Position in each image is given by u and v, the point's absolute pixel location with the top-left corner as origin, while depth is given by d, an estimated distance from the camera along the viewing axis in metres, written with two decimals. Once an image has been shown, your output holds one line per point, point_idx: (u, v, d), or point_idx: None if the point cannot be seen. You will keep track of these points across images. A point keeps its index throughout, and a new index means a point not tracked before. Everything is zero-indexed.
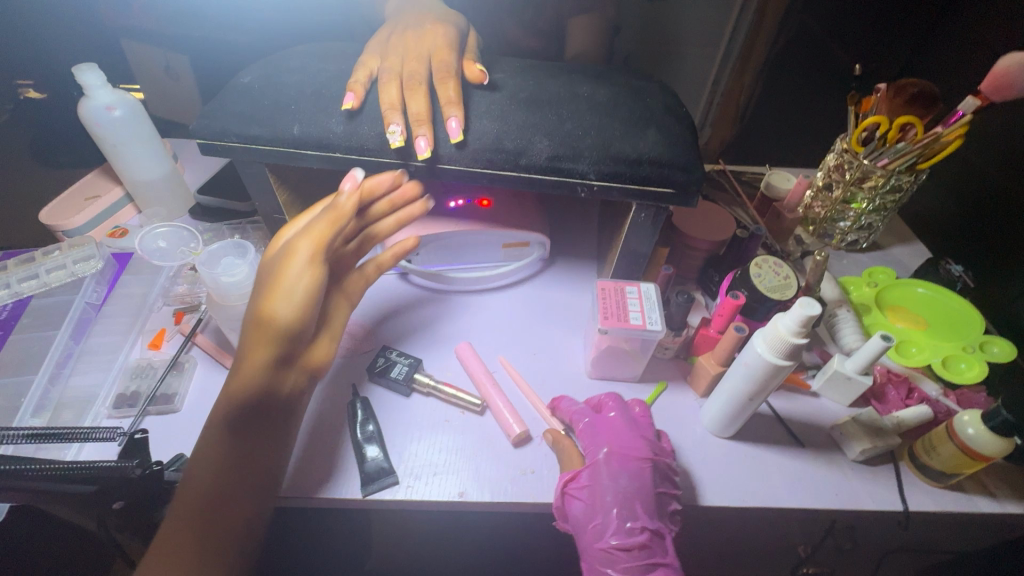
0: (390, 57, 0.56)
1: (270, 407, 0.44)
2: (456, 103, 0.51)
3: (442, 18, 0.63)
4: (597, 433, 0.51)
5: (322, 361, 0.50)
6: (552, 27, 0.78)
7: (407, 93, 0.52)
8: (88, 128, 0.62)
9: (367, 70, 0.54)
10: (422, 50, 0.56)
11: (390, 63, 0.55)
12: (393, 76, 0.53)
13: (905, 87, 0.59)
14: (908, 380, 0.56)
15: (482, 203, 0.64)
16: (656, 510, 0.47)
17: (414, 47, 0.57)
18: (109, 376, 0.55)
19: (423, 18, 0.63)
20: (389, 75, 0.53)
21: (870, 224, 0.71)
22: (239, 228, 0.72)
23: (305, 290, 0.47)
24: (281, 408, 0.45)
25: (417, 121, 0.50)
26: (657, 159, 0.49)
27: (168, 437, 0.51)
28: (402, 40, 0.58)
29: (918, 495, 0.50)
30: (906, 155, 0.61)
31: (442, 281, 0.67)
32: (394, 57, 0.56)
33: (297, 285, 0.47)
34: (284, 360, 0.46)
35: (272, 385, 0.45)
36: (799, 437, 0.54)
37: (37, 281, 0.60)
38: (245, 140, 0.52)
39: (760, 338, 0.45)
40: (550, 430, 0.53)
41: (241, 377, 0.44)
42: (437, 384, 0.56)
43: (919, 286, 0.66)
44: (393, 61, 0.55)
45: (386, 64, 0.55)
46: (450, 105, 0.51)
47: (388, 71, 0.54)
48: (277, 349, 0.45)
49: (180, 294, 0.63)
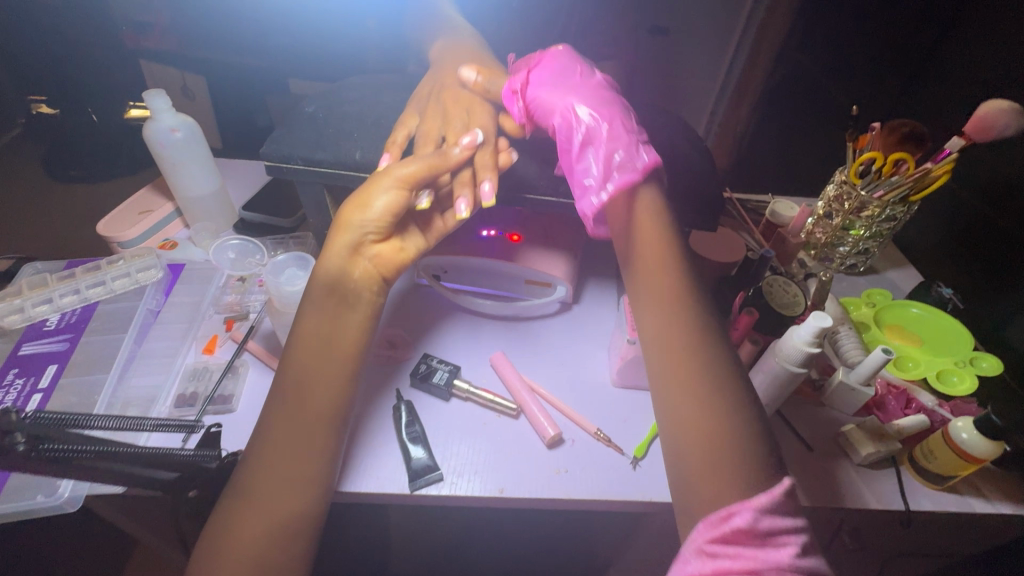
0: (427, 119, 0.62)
1: (327, 360, 0.49)
2: (491, 169, 0.56)
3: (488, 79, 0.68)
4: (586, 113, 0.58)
5: (391, 268, 0.54)
6: None
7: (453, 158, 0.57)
8: (151, 147, 0.67)
9: (407, 130, 0.59)
10: (463, 116, 0.63)
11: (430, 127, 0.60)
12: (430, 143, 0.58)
13: (898, 127, 0.67)
14: (906, 391, 0.61)
15: (512, 238, 0.69)
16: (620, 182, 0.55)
17: (456, 101, 0.65)
18: (169, 378, 0.59)
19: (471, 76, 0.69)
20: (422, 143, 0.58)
21: (867, 249, 0.78)
22: (283, 243, 0.77)
23: (387, 205, 0.51)
24: (345, 295, 0.51)
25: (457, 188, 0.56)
26: None
27: (228, 434, 0.55)
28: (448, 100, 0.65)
29: (919, 497, 0.55)
30: (900, 187, 0.67)
31: (469, 305, 0.70)
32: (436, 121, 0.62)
33: (380, 194, 0.51)
34: (355, 248, 0.52)
35: (342, 274, 0.51)
36: (809, 443, 0.59)
37: (103, 288, 0.64)
38: (309, 163, 0.57)
39: (776, 347, 0.51)
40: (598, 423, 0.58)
41: (326, 261, 0.51)
42: (475, 388, 0.60)
43: (913, 306, 0.71)
44: (433, 128, 0.61)
45: (425, 126, 0.60)
46: (487, 171, 0.56)
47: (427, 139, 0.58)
48: (348, 238, 0.51)
49: (229, 303, 0.67)
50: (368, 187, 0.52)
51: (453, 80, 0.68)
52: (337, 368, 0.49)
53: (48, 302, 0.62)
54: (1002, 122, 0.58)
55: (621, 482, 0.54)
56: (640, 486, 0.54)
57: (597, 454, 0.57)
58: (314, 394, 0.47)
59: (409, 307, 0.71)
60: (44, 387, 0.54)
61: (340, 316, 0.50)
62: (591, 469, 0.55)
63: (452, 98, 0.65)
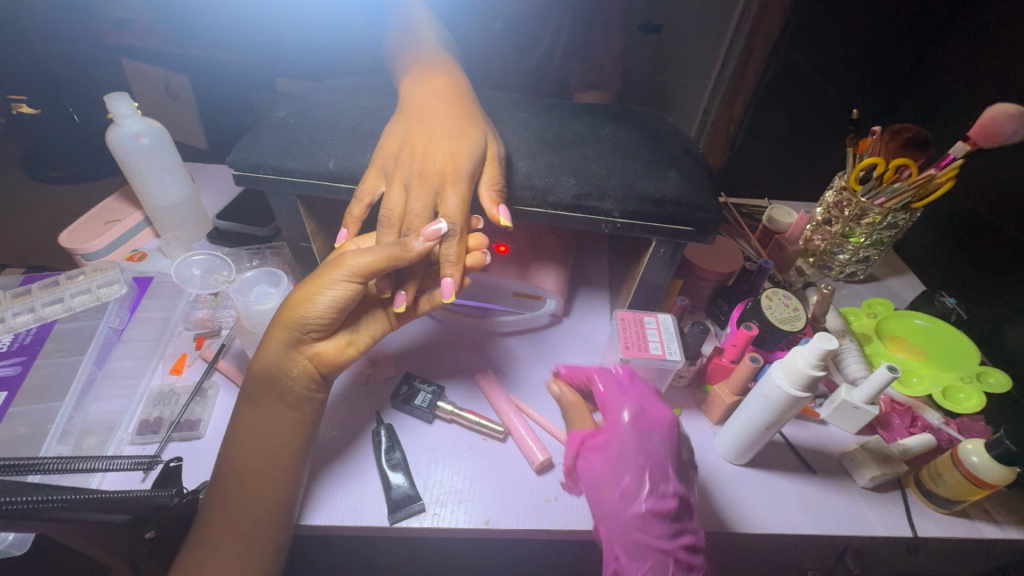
0: (394, 184, 0.50)
1: (271, 459, 0.46)
2: (455, 265, 0.48)
3: (471, 129, 0.53)
4: (623, 392, 0.53)
5: (338, 362, 0.48)
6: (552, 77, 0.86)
7: None
8: (115, 154, 0.63)
9: (370, 194, 0.50)
10: (431, 188, 0.49)
11: (394, 201, 0.49)
12: (398, 229, 0.49)
13: (901, 131, 0.64)
14: (911, 409, 0.59)
15: (499, 249, 0.65)
16: (672, 474, 0.48)
17: (438, 140, 0.51)
18: (132, 402, 0.55)
19: (449, 120, 0.53)
20: (388, 226, 0.48)
21: (868, 257, 0.75)
22: (259, 253, 0.73)
23: (334, 300, 0.45)
24: (285, 389, 0.47)
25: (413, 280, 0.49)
26: (678, 199, 0.51)
27: (196, 463, 0.51)
28: (418, 159, 0.50)
29: (926, 522, 0.52)
30: (902, 195, 0.64)
31: (454, 319, 0.67)
32: (398, 191, 0.49)
33: (334, 289, 0.45)
34: (298, 342, 0.46)
35: (280, 369, 0.46)
36: (810, 464, 0.56)
37: (61, 306, 0.60)
38: (280, 172, 0.53)
39: (779, 369, 0.48)
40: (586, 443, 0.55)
41: (264, 352, 0.46)
42: (460, 411, 0.57)
43: (916, 317, 0.69)
44: (398, 201, 0.49)
45: (392, 197, 0.49)
46: (447, 264, 0.48)
47: (393, 220, 0.48)
48: (292, 331, 0.45)
49: (200, 319, 0.63)
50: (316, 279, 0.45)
51: (425, 106, 0.55)
52: (285, 462, 0.46)
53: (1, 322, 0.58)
54: (1011, 127, 0.55)
55: None
56: None
57: None
58: (260, 485, 0.45)
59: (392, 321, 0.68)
60: None
61: (283, 411, 0.47)
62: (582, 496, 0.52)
63: (422, 155, 0.51)
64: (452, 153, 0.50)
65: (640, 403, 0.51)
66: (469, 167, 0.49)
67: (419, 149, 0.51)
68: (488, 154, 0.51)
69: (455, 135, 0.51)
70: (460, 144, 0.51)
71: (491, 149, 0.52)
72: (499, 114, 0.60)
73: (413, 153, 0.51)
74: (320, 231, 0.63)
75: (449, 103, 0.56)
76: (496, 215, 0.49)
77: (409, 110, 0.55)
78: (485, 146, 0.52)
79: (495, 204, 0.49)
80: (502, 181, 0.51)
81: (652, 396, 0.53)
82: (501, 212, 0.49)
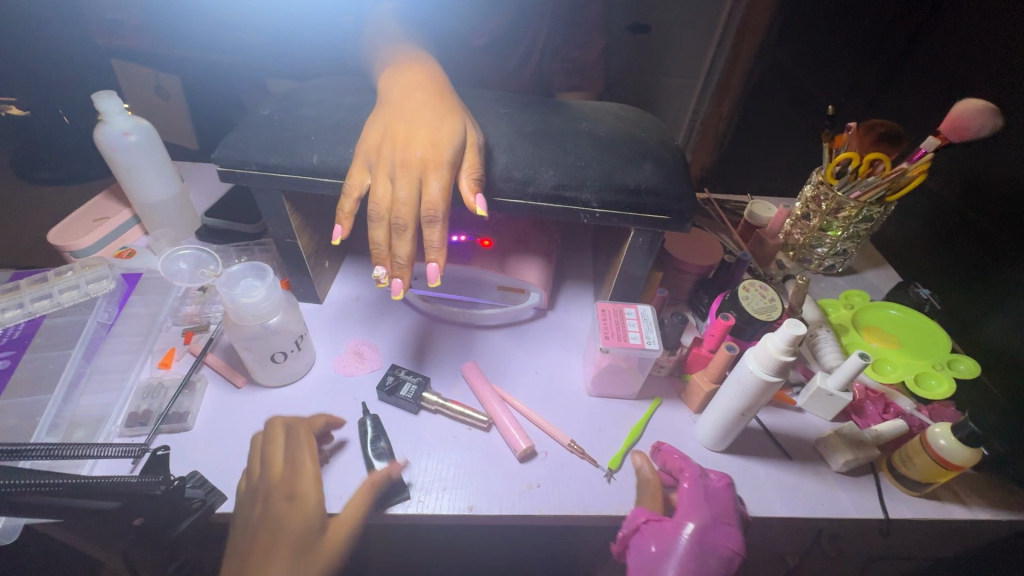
0: (379, 176, 0.50)
1: None
2: (439, 244, 0.48)
3: (450, 118, 0.53)
4: (697, 500, 0.50)
5: None
6: (534, 75, 0.87)
7: (395, 238, 0.49)
8: (103, 152, 0.64)
9: (359, 184, 0.51)
10: (414, 175, 0.49)
11: (380, 193, 0.50)
12: (386, 220, 0.49)
13: (875, 127, 0.66)
14: (884, 396, 0.60)
15: (483, 243, 0.66)
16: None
17: (419, 129, 0.52)
18: (120, 395, 0.56)
19: (428, 110, 0.54)
20: (378, 220, 0.49)
21: (845, 249, 0.77)
22: (247, 250, 0.74)
23: None
24: None
25: (400, 267, 0.49)
26: (655, 191, 0.53)
27: (185, 454, 0.52)
28: (400, 150, 0.51)
29: (898, 503, 0.54)
30: (875, 187, 0.66)
31: (442, 312, 0.69)
32: (383, 183, 0.50)
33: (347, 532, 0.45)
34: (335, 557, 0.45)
35: None
36: (786, 450, 0.58)
37: (50, 301, 0.61)
38: (265, 168, 0.54)
39: (751, 356, 0.49)
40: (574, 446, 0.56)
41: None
42: (445, 401, 0.58)
43: (891, 307, 0.71)
44: (384, 193, 0.50)
45: (379, 189, 0.50)
46: (431, 249, 0.48)
47: (380, 211, 0.49)
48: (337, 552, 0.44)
49: (189, 314, 0.65)
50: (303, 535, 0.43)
51: (405, 99, 0.56)
52: None
53: None
54: (978, 123, 0.57)
55: (595, 497, 0.52)
56: (615, 501, 0.52)
57: (573, 466, 0.55)
58: None
59: (379, 315, 0.69)
60: None
61: None
62: (565, 483, 0.53)
63: (403, 144, 0.51)
64: (433, 141, 0.51)
65: (714, 519, 0.49)
66: (451, 154, 0.50)
67: (405, 136, 0.52)
68: (469, 142, 0.52)
69: (436, 125, 0.52)
70: (441, 131, 0.52)
71: (470, 137, 0.53)
72: (481, 110, 0.61)
73: (395, 143, 0.52)
74: (307, 227, 0.64)
75: (429, 94, 0.57)
76: (472, 205, 0.49)
77: (391, 105, 0.56)
78: (466, 134, 0.53)
79: (473, 193, 0.50)
80: (479, 168, 0.52)
81: (719, 510, 0.50)
82: (477, 201, 0.49)
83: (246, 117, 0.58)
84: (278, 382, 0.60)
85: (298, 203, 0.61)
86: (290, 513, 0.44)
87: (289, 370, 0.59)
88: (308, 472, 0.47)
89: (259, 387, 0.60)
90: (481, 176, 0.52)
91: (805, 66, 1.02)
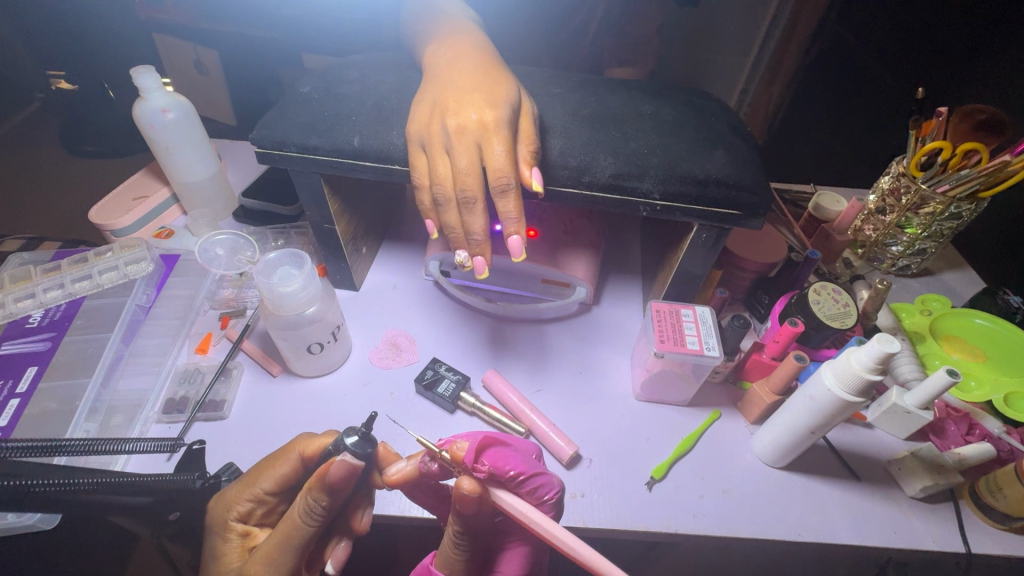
0: (436, 150, 0.47)
1: None
2: (517, 212, 0.45)
3: (500, 90, 0.49)
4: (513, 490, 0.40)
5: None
6: (588, 53, 0.82)
7: (466, 211, 0.46)
8: (141, 130, 0.62)
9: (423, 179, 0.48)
10: (472, 140, 0.45)
11: (442, 171, 0.46)
12: (454, 199, 0.46)
13: (974, 113, 0.57)
14: (969, 415, 0.55)
15: (528, 233, 0.63)
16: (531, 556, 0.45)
17: (467, 97, 0.48)
18: (158, 380, 0.55)
19: (478, 82, 0.50)
20: (446, 201, 0.46)
21: (924, 249, 0.69)
22: (284, 232, 0.72)
23: None
24: None
25: (479, 244, 0.47)
26: (725, 180, 0.48)
27: (220, 444, 0.51)
28: (452, 116, 0.46)
29: (981, 537, 0.49)
30: (969, 182, 0.59)
31: (484, 303, 0.65)
32: (443, 160, 0.46)
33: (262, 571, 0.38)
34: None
35: None
36: (854, 471, 0.53)
37: (90, 282, 0.60)
38: (304, 150, 0.51)
39: (829, 369, 0.44)
40: (470, 479, 0.38)
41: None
42: (482, 405, 0.54)
43: (976, 316, 0.65)
44: (446, 170, 0.46)
45: (440, 167, 0.46)
46: (508, 221, 0.45)
47: (446, 189, 0.46)
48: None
49: (225, 299, 0.64)
50: (220, 559, 0.41)
51: (451, 76, 0.52)
52: None
53: (31, 297, 0.58)
54: None
55: (644, 510, 0.49)
56: (664, 515, 0.49)
57: (618, 477, 0.52)
58: None
59: (416, 303, 0.66)
60: (22, 392, 0.50)
61: None
62: (610, 496, 0.50)
63: (454, 111, 0.47)
64: (487, 104, 0.47)
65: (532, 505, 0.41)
66: (507, 114, 0.46)
67: (456, 105, 0.48)
68: (523, 110, 0.49)
69: (487, 94, 0.48)
70: (493, 95, 0.48)
71: (524, 105, 0.49)
72: (532, 89, 0.56)
73: (445, 111, 0.47)
74: (344, 212, 0.61)
75: (478, 68, 0.52)
76: (528, 178, 0.45)
77: (436, 79, 0.52)
78: (520, 101, 0.49)
79: (529, 165, 0.46)
80: (535, 140, 0.48)
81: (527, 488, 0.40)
82: (534, 175, 0.45)
83: (286, 94, 0.56)
84: (315, 371, 0.58)
85: (338, 187, 0.59)
86: (213, 542, 0.42)
87: (326, 360, 0.57)
88: (236, 505, 0.42)
89: (295, 376, 0.58)
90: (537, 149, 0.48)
91: (884, 57, 0.89)
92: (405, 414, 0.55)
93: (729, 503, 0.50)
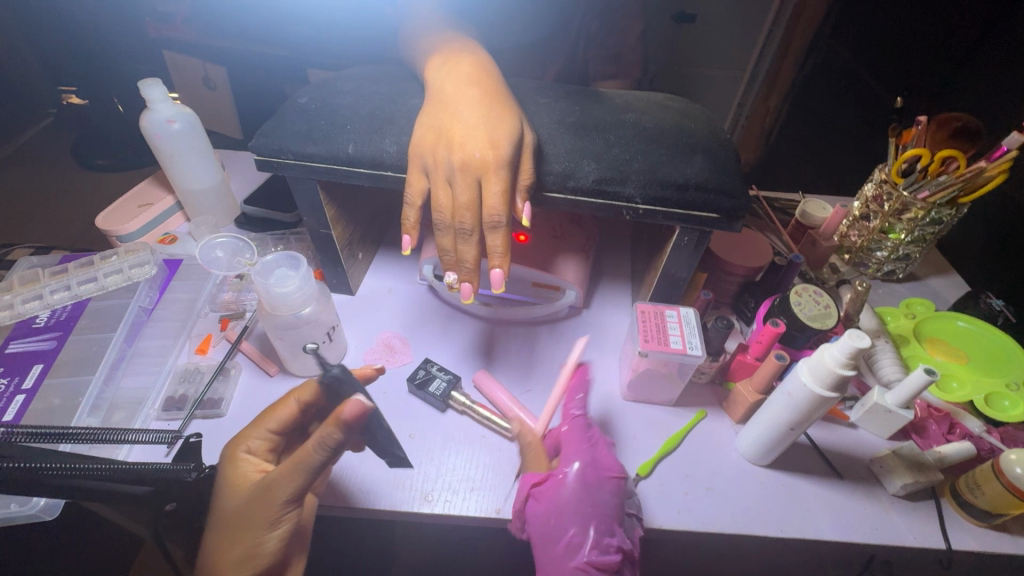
0: (437, 179, 0.49)
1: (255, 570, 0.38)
2: (504, 253, 0.48)
3: (496, 103, 0.52)
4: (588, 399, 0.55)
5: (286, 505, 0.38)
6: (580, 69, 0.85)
7: (460, 239, 0.49)
8: (149, 139, 0.64)
9: (414, 203, 0.51)
10: (473, 178, 0.47)
11: (442, 201, 0.49)
12: (452, 225, 0.49)
13: (948, 121, 0.59)
14: (950, 415, 0.55)
15: (519, 238, 0.64)
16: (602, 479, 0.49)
17: (466, 117, 0.50)
18: (159, 378, 0.57)
19: (469, 94, 0.52)
20: (445, 228, 0.50)
21: (908, 254, 0.71)
22: (284, 239, 0.75)
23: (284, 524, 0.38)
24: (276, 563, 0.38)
25: (468, 272, 0.50)
26: (704, 185, 0.50)
27: (216, 441, 0.53)
28: (457, 150, 0.48)
29: (962, 535, 0.49)
30: (947, 188, 0.60)
31: (493, 308, 0.67)
32: (444, 190, 0.49)
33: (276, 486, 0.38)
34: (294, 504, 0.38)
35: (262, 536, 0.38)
36: (837, 469, 0.54)
37: (94, 284, 0.63)
38: (301, 157, 0.54)
39: (804, 366, 0.46)
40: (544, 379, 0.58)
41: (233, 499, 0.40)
42: (472, 403, 0.56)
43: (959, 319, 0.66)
44: (446, 199, 0.49)
45: (440, 196, 0.49)
46: (494, 256, 0.48)
47: (446, 216, 0.49)
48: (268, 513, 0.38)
49: (225, 301, 0.66)
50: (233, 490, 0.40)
51: (444, 86, 0.54)
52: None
53: (39, 298, 0.61)
54: None
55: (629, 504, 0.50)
56: (650, 509, 0.50)
57: None
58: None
59: (412, 303, 0.69)
60: (28, 388, 0.52)
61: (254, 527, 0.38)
62: None
63: (459, 145, 0.48)
64: (491, 140, 0.48)
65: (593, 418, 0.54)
66: (507, 155, 0.47)
67: (457, 118, 0.50)
68: (524, 143, 0.50)
69: (490, 124, 0.49)
70: (496, 128, 0.49)
71: (526, 140, 0.50)
72: (521, 100, 0.59)
73: (451, 142, 0.49)
74: (340, 219, 0.63)
75: (468, 77, 0.55)
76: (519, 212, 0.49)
77: (431, 92, 0.55)
78: (521, 134, 0.50)
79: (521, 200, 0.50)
80: (534, 177, 0.50)
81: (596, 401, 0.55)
82: (524, 209, 0.49)
83: (283, 106, 0.58)
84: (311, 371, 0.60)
85: (336, 194, 0.61)
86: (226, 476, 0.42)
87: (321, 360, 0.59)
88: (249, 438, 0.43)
89: (291, 376, 0.60)
90: (533, 185, 0.50)
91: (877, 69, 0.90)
92: (397, 412, 0.56)
93: (713, 500, 0.51)
